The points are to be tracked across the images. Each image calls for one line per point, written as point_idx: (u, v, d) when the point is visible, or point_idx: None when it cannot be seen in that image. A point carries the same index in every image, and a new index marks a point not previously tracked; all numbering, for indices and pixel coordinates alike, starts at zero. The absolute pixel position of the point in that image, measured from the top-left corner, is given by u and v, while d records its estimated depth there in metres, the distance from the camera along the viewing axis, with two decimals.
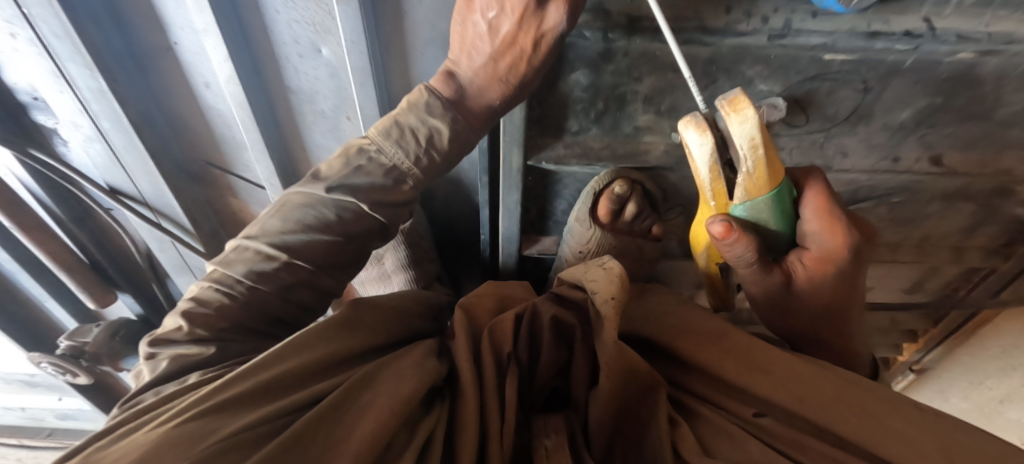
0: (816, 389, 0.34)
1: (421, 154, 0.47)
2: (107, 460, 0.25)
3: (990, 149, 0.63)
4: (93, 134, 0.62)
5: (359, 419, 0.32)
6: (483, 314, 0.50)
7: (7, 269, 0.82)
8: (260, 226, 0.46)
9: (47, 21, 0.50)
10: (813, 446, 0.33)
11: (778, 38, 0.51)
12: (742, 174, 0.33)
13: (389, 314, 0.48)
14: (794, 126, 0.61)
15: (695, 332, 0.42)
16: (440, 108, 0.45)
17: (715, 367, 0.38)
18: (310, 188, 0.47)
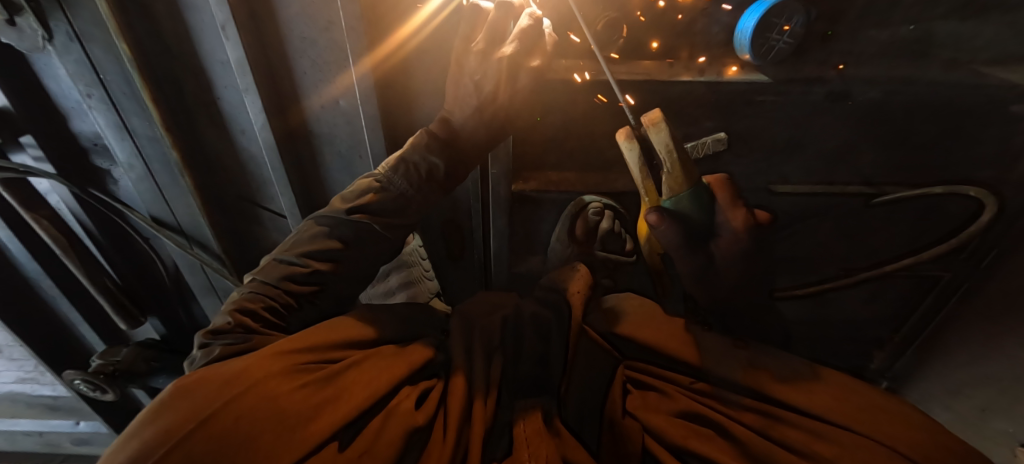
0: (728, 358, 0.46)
1: (422, 183, 0.58)
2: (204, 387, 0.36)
3: (913, 173, 0.72)
4: (144, 174, 0.73)
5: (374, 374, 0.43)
6: (477, 314, 0.60)
7: (49, 293, 0.92)
8: (292, 243, 0.56)
9: (118, 84, 0.64)
10: (727, 398, 0.44)
11: (714, 85, 0.63)
12: (665, 174, 0.45)
13: (398, 315, 0.57)
14: (741, 156, 0.72)
15: (646, 321, 0.52)
16: (438, 148, 0.57)
17: (659, 345, 0.49)
18: (334, 211, 0.56)
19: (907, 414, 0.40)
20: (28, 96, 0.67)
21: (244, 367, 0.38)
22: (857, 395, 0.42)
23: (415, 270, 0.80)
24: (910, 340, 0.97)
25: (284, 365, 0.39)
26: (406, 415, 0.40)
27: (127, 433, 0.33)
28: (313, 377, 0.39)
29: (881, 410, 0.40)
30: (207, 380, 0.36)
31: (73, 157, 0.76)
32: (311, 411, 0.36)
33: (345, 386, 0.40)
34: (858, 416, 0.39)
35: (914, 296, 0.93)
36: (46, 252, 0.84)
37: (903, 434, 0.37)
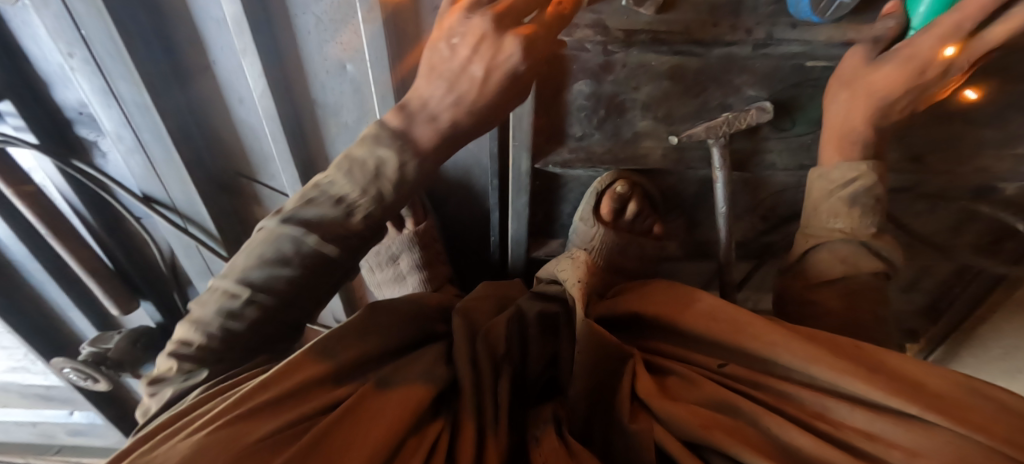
0: (765, 333, 0.41)
1: (368, 187, 0.49)
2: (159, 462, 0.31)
3: (968, 149, 0.67)
4: (134, 145, 0.67)
5: (364, 426, 0.36)
6: (481, 315, 0.54)
7: (36, 277, 0.86)
8: (229, 266, 0.51)
9: (102, 42, 0.57)
10: (765, 383, 0.39)
11: (761, 47, 0.58)
12: None
13: (406, 317, 0.53)
14: (782, 130, 0.66)
15: (676, 303, 0.49)
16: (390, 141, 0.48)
17: (686, 325, 0.46)
18: (271, 224, 0.50)
19: (996, 402, 0.33)
20: (3, 58, 0.61)
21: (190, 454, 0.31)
22: (935, 379, 0.35)
23: (429, 251, 0.76)
24: (947, 328, 0.94)
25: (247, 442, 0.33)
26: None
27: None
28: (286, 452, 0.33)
29: (952, 392, 0.34)
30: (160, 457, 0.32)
31: (56, 127, 0.70)
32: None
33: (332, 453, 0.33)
34: (939, 404, 0.32)
35: (952, 284, 0.88)
36: (29, 233, 0.79)
37: (989, 423, 0.30)
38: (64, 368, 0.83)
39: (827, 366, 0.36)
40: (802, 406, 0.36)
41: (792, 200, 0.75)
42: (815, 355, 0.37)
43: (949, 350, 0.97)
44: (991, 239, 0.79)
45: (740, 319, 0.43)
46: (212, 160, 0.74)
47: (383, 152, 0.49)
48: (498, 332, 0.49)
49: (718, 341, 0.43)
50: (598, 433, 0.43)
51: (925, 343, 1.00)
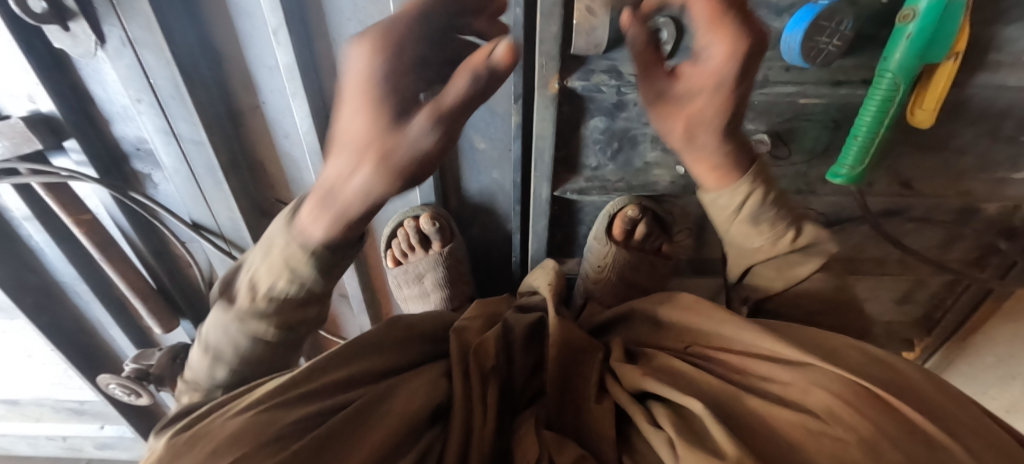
0: (725, 325, 0.51)
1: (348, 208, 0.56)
2: (215, 437, 0.40)
3: (951, 174, 0.74)
4: (187, 177, 0.73)
5: (370, 431, 0.44)
6: (473, 332, 0.61)
7: (82, 297, 0.92)
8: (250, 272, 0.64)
9: (166, 88, 0.63)
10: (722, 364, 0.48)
11: (760, 87, 0.65)
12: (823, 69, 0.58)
13: (417, 335, 0.60)
14: (780, 158, 0.73)
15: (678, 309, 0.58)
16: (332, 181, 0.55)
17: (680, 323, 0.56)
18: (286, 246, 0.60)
19: (929, 403, 0.37)
20: (73, 101, 0.68)
21: (234, 434, 0.40)
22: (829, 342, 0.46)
23: (454, 271, 0.81)
24: (940, 339, 0.98)
25: (268, 434, 0.40)
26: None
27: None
28: (298, 445, 0.40)
29: (845, 349, 0.44)
30: (210, 434, 0.41)
31: (115, 161, 0.76)
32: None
33: (352, 437, 0.43)
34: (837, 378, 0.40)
35: (945, 297, 0.93)
36: (80, 256, 0.84)
37: (883, 381, 0.39)
38: (110, 383, 0.89)
39: (752, 333, 0.48)
40: (727, 366, 0.47)
41: None
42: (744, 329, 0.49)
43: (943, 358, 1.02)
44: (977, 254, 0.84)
45: (714, 314, 0.53)
46: (253, 189, 0.80)
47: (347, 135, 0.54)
48: (485, 350, 0.56)
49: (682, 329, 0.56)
50: (567, 420, 0.53)
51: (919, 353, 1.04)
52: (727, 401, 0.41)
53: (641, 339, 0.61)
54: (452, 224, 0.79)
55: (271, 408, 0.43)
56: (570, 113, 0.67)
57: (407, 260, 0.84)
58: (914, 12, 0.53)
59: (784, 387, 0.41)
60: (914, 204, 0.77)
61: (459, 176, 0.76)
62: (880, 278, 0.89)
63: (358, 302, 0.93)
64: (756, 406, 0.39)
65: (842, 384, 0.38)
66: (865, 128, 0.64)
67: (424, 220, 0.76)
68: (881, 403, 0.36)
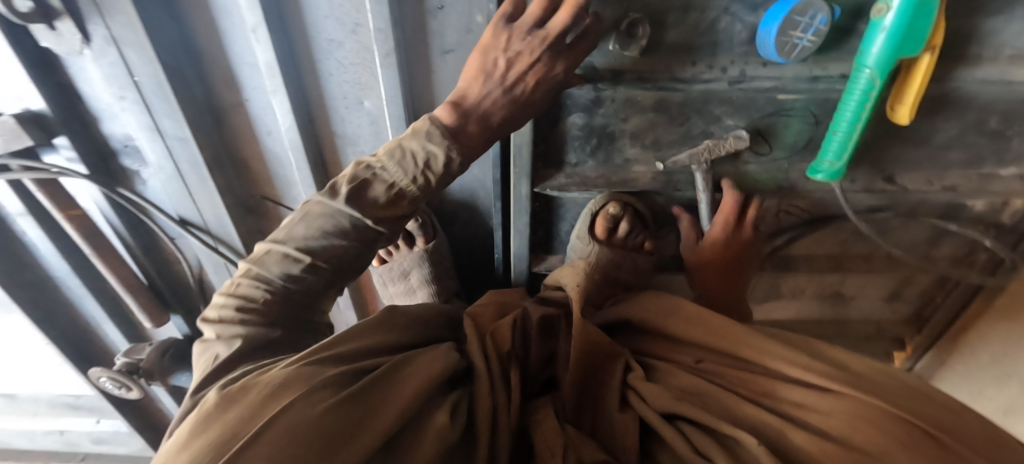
0: (727, 331, 0.51)
1: (417, 174, 0.56)
2: (263, 381, 0.40)
3: (935, 169, 0.73)
4: (172, 174, 0.74)
5: (402, 384, 0.44)
6: (485, 318, 0.68)
7: (76, 293, 0.93)
8: (287, 232, 0.59)
9: (151, 85, 0.65)
10: (735, 375, 0.47)
11: (736, 83, 0.64)
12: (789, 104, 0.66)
13: (416, 321, 0.64)
14: (761, 154, 0.72)
15: (673, 314, 0.58)
16: (438, 136, 0.54)
17: (676, 329, 0.56)
18: (329, 201, 0.57)
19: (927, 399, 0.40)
20: (62, 99, 0.69)
21: (285, 378, 0.40)
22: (857, 365, 0.45)
23: (438, 267, 0.81)
24: (931, 337, 0.98)
25: (320, 377, 0.41)
26: (442, 428, 0.41)
27: (171, 451, 0.34)
28: (348, 392, 0.39)
29: (877, 375, 0.43)
30: (252, 386, 0.39)
31: (103, 157, 0.77)
32: (358, 415, 0.37)
33: (392, 385, 0.44)
34: (845, 380, 0.41)
35: (934, 293, 0.92)
36: (73, 252, 0.86)
37: (928, 415, 0.38)
38: (101, 377, 0.91)
39: (779, 357, 0.45)
40: (753, 387, 0.46)
41: (773, 217, 0.81)
42: (770, 348, 0.47)
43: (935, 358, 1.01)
44: (966, 251, 0.83)
45: (715, 320, 0.53)
46: (239, 185, 0.82)
47: (433, 146, 0.54)
48: (500, 335, 0.60)
49: (695, 342, 0.53)
50: (584, 421, 0.52)
51: (910, 352, 1.04)
52: (773, 439, 0.40)
53: (649, 351, 0.58)
54: (433, 220, 0.80)
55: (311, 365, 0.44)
56: (548, 109, 0.67)
57: (391, 257, 0.84)
58: (889, 6, 0.52)
59: (824, 419, 0.39)
60: (898, 200, 0.76)
61: None
62: (867, 275, 0.88)
63: (344, 298, 0.94)
64: (803, 444, 0.37)
65: (892, 422, 0.37)
66: (845, 122, 0.63)
67: None
68: (932, 445, 0.35)
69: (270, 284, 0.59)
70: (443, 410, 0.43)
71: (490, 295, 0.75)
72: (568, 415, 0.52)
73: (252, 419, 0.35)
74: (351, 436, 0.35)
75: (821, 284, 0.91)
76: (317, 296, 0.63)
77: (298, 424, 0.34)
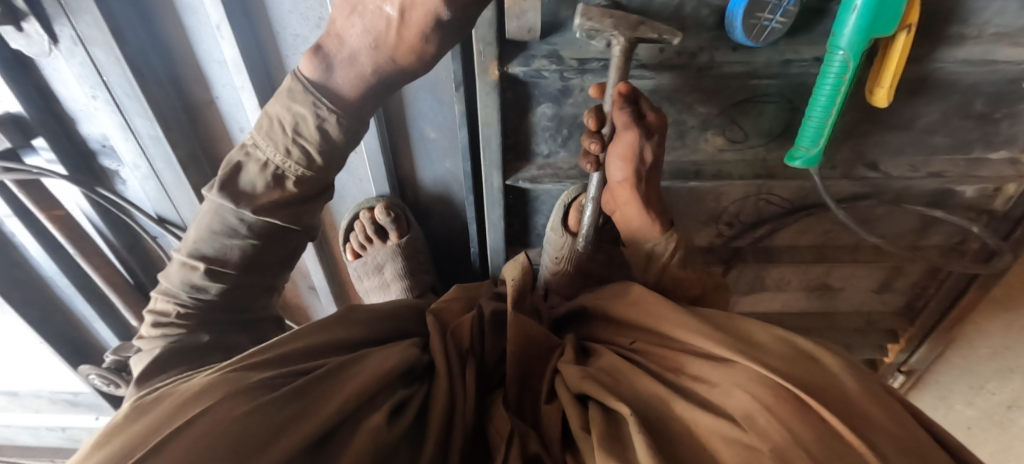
0: (654, 310, 0.51)
1: (290, 144, 0.56)
2: (195, 389, 0.44)
3: (920, 155, 0.70)
4: (149, 173, 0.76)
5: (344, 382, 0.48)
6: (450, 313, 0.69)
7: (66, 292, 0.95)
8: (186, 241, 0.63)
9: (120, 85, 0.65)
10: (655, 352, 0.47)
11: (706, 69, 0.62)
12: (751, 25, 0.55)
13: (381, 316, 0.66)
14: (736, 142, 0.71)
15: (615, 297, 0.58)
16: (301, 95, 0.54)
17: (616, 313, 0.56)
18: (212, 198, 0.60)
19: (830, 374, 0.38)
20: (39, 100, 0.70)
21: (206, 387, 0.44)
22: (761, 334, 0.43)
23: (412, 261, 0.82)
24: (925, 328, 0.93)
25: (243, 383, 0.44)
26: (375, 428, 0.44)
27: (91, 450, 0.40)
28: (278, 394, 0.43)
29: (773, 342, 0.41)
30: (179, 395, 0.44)
31: (82, 158, 0.78)
32: (274, 422, 0.40)
33: (328, 387, 0.46)
34: (740, 347, 0.40)
35: (926, 284, 0.89)
36: (59, 252, 0.88)
37: (804, 381, 0.36)
38: (91, 374, 0.93)
39: (687, 328, 0.44)
40: (665, 362, 0.45)
41: (752, 207, 0.79)
42: (681, 321, 0.46)
43: (930, 350, 0.97)
44: (957, 240, 0.80)
45: (648, 300, 0.53)
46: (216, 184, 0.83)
47: (299, 108, 0.54)
48: (461, 331, 0.62)
49: (630, 323, 0.53)
50: (526, 413, 0.53)
51: (905, 344, 0.99)
52: (659, 408, 0.39)
53: (596, 335, 0.59)
54: (407, 214, 0.80)
55: (242, 369, 0.47)
56: (515, 100, 0.66)
57: (365, 252, 0.84)
58: None
59: (711, 389, 0.38)
60: (881, 187, 0.74)
61: (413, 166, 0.77)
62: (854, 265, 0.86)
63: (325, 294, 0.95)
64: (684, 415, 0.37)
65: (764, 387, 0.36)
66: (819, 108, 0.61)
67: (377, 211, 0.76)
68: (800, 409, 0.34)
69: (183, 297, 0.64)
70: (379, 410, 0.46)
71: (458, 287, 0.77)
72: (512, 407, 0.53)
73: (165, 429, 0.39)
74: (269, 440, 0.39)
75: (806, 275, 0.89)
76: (240, 301, 0.67)
77: (213, 428, 0.38)
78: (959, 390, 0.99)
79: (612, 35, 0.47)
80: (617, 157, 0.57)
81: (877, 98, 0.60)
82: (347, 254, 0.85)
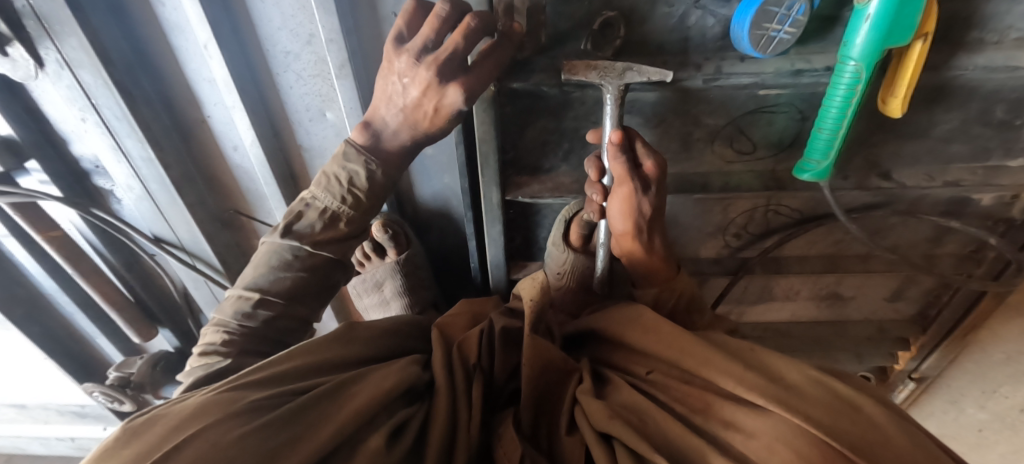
0: (675, 341, 0.50)
1: (345, 194, 0.59)
2: (188, 411, 0.42)
3: (936, 164, 0.68)
4: (142, 193, 0.74)
5: (346, 403, 0.46)
6: (455, 329, 0.68)
7: (67, 309, 0.95)
8: (244, 276, 0.65)
9: (110, 107, 0.64)
10: (677, 387, 0.47)
11: (712, 81, 0.59)
12: (764, 37, 0.52)
13: (382, 333, 0.65)
14: (744, 153, 0.68)
15: (628, 321, 0.57)
16: (355, 154, 0.57)
17: (632, 340, 0.55)
18: (272, 237, 0.62)
19: (869, 424, 0.38)
20: (30, 123, 0.68)
21: (200, 408, 0.42)
22: (792, 374, 0.43)
23: (412, 277, 0.81)
24: (937, 337, 0.90)
25: (239, 404, 0.42)
26: (376, 453, 0.43)
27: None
28: (276, 416, 0.41)
29: (809, 385, 0.42)
30: (169, 418, 0.41)
31: (76, 178, 0.77)
32: (271, 445, 0.38)
33: (327, 408, 0.45)
34: (778, 394, 0.40)
35: (939, 292, 0.86)
36: (58, 271, 0.87)
37: (847, 435, 0.37)
38: (93, 392, 0.92)
39: (716, 368, 0.44)
40: (691, 402, 0.45)
41: (761, 218, 0.77)
42: (708, 359, 0.45)
43: (942, 357, 0.93)
44: (973, 248, 0.78)
45: (666, 329, 0.52)
46: (212, 201, 0.81)
47: (352, 166, 0.58)
48: (468, 345, 0.61)
49: (648, 352, 0.52)
50: (541, 440, 0.52)
51: (916, 351, 0.95)
52: None
53: (609, 360, 0.58)
54: (406, 230, 0.79)
55: (237, 388, 0.45)
56: (515, 115, 0.64)
57: (365, 269, 0.84)
58: None
59: (747, 440, 0.38)
60: (893, 196, 0.71)
61: (411, 183, 0.75)
62: (866, 275, 0.84)
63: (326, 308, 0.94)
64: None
65: (807, 444, 0.36)
66: (831, 119, 0.58)
67: (375, 228, 0.75)
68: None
69: (232, 326, 0.64)
70: (379, 432, 0.45)
71: (463, 302, 0.76)
72: (525, 432, 0.52)
73: (158, 450, 0.37)
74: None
75: (816, 284, 0.87)
76: (284, 333, 0.66)
77: (208, 452, 0.36)
78: (972, 394, 0.98)
79: (602, 84, 0.53)
80: (618, 212, 0.60)
81: (895, 110, 0.57)
82: None
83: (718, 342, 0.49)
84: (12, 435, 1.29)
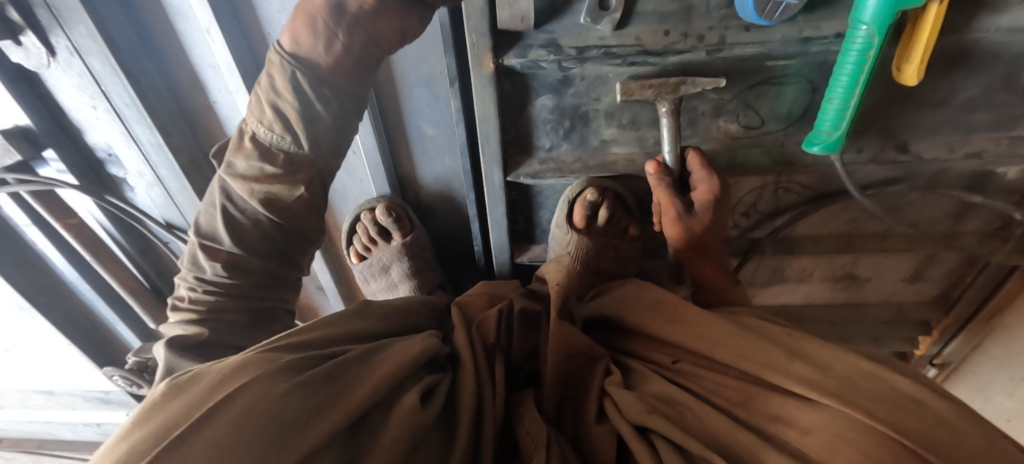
0: (707, 328, 0.49)
1: (275, 105, 0.57)
2: (223, 368, 0.40)
3: (957, 134, 0.65)
4: (154, 180, 0.77)
5: (378, 367, 0.45)
6: (474, 307, 0.67)
7: (87, 296, 0.98)
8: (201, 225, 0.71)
9: (119, 94, 0.65)
10: (710, 377, 0.46)
11: (715, 52, 0.57)
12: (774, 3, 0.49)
13: (396, 311, 0.64)
14: (752, 128, 0.66)
15: (644, 306, 0.57)
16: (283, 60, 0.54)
17: (652, 328, 0.54)
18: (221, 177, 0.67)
19: (935, 413, 0.36)
20: (46, 112, 0.70)
21: (236, 366, 0.40)
22: (840, 365, 0.42)
23: (416, 261, 0.81)
24: (961, 320, 0.87)
25: (275, 363, 0.41)
26: (410, 411, 0.41)
27: (125, 433, 0.35)
28: (312, 376, 0.40)
29: (861, 379, 0.40)
30: (202, 377, 0.40)
31: (91, 167, 0.79)
32: (312, 402, 0.38)
33: (358, 373, 0.44)
34: (836, 385, 0.39)
35: (962, 273, 0.83)
36: (78, 259, 0.90)
37: (914, 431, 0.34)
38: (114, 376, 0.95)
39: (756, 361, 0.43)
40: (729, 394, 0.44)
41: (770, 197, 0.75)
42: (748, 352, 0.44)
43: (966, 341, 0.90)
44: (998, 224, 0.74)
45: (693, 315, 0.51)
46: (219, 187, 0.83)
47: (276, 72, 0.55)
48: (486, 325, 0.59)
49: (670, 341, 0.51)
50: (566, 424, 0.52)
51: (937, 335, 0.92)
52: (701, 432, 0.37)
53: (628, 348, 0.57)
54: (409, 213, 0.80)
55: (269, 350, 0.44)
56: (515, 93, 0.63)
57: (369, 253, 0.85)
58: None
59: (803, 436, 0.37)
60: (911, 172, 0.69)
61: (412, 165, 0.75)
62: (883, 255, 0.81)
63: (333, 293, 0.97)
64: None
65: (872, 442, 0.34)
66: (841, 87, 0.55)
67: (378, 211, 0.76)
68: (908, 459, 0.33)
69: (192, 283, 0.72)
70: (410, 393, 0.44)
71: (482, 285, 0.75)
72: (549, 417, 0.52)
73: (201, 407, 0.36)
74: (310, 420, 0.36)
75: (830, 266, 0.85)
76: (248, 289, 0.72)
77: (253, 406, 0.35)
78: (999, 381, 0.93)
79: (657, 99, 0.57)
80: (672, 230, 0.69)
81: (909, 76, 0.54)
82: (350, 257, 0.86)
83: (751, 328, 0.48)
84: (43, 421, 1.35)
